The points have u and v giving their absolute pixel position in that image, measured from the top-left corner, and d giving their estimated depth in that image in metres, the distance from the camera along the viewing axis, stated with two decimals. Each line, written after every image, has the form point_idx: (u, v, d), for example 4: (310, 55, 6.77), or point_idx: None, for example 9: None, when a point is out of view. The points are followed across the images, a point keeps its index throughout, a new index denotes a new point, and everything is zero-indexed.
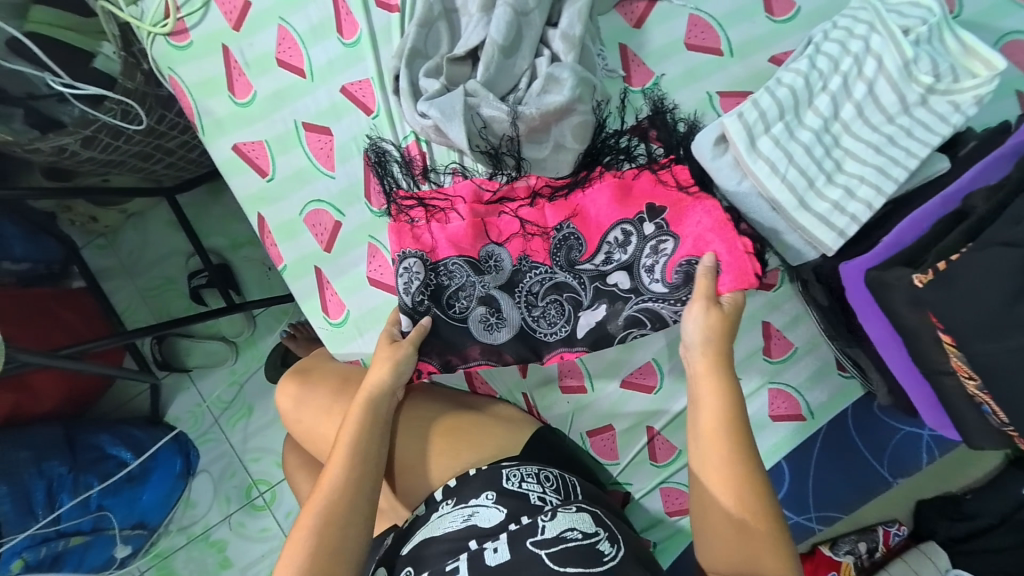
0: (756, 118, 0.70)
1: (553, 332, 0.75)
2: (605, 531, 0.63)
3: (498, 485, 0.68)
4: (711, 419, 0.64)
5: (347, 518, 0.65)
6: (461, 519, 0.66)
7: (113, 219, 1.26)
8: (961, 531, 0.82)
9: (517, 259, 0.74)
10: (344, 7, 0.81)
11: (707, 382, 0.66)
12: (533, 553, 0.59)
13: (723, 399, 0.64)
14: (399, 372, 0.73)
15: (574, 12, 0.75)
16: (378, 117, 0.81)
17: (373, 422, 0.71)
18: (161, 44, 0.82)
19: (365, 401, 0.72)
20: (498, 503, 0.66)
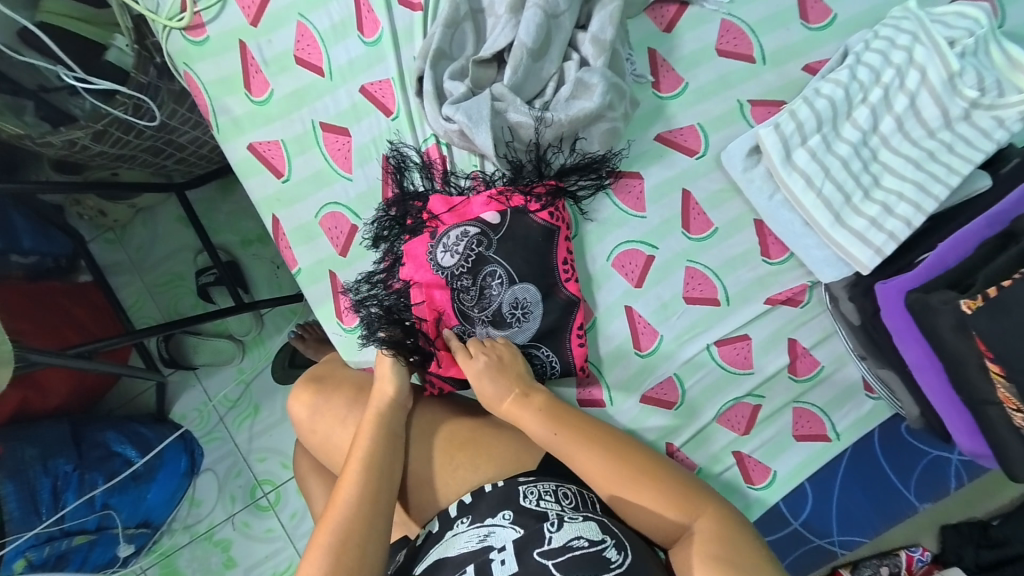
0: (793, 131, 0.70)
1: (536, 355, 0.75)
2: (611, 538, 0.62)
3: (515, 503, 0.66)
4: (565, 444, 0.68)
5: (365, 531, 0.63)
6: (477, 539, 0.63)
7: (122, 213, 1.25)
8: (990, 558, 0.79)
9: (478, 278, 0.73)
10: (365, 5, 0.79)
11: (527, 418, 0.69)
12: (542, 564, 0.59)
13: (557, 423, 0.69)
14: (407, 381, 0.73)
15: (605, 15, 0.72)
16: (399, 118, 0.79)
17: (388, 431, 0.70)
18: (177, 38, 0.80)
19: (380, 410, 0.71)
20: (515, 523, 0.64)
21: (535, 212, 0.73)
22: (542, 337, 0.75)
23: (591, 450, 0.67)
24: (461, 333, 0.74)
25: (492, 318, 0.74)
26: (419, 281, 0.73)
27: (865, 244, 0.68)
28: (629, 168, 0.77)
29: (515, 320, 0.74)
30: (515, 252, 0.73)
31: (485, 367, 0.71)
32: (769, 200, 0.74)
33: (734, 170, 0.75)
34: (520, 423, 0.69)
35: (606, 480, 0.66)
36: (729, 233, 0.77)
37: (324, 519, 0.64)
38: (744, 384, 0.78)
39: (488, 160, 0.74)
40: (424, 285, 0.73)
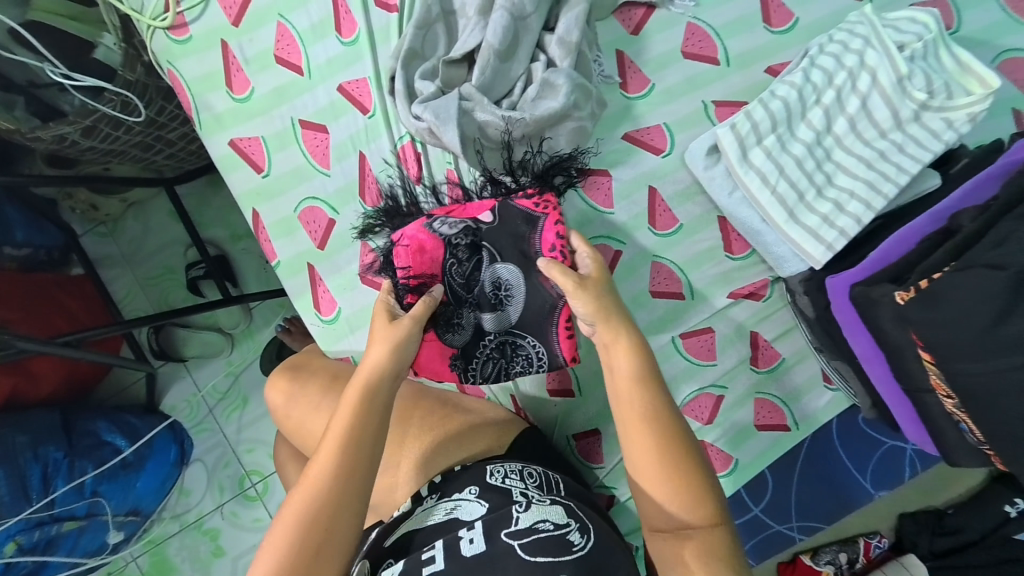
0: (749, 130, 0.72)
1: (523, 344, 0.71)
2: (576, 522, 0.63)
3: (482, 480, 0.69)
4: (636, 407, 0.60)
5: (341, 500, 0.58)
6: (444, 512, 0.66)
7: (114, 207, 1.27)
8: (944, 545, 0.81)
9: (466, 254, 0.70)
10: (343, 6, 0.82)
11: (617, 352, 0.62)
12: (508, 544, 0.59)
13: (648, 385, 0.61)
14: (410, 343, 0.65)
15: (571, 18, 0.75)
16: (375, 116, 0.82)
17: (371, 416, 0.62)
18: (161, 38, 0.83)
19: (365, 385, 0.63)
20: (481, 497, 0.66)
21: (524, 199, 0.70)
22: (526, 324, 0.71)
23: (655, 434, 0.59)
24: (445, 313, 0.71)
25: (479, 298, 0.70)
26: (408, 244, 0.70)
27: (818, 239, 0.71)
28: (598, 167, 0.80)
29: (499, 303, 0.70)
30: (506, 232, 0.70)
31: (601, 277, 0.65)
32: (729, 197, 0.76)
33: (696, 168, 0.78)
34: (609, 356, 0.63)
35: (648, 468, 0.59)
36: (694, 230, 0.80)
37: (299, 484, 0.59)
38: (708, 375, 0.81)
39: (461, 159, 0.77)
40: (415, 248, 0.70)
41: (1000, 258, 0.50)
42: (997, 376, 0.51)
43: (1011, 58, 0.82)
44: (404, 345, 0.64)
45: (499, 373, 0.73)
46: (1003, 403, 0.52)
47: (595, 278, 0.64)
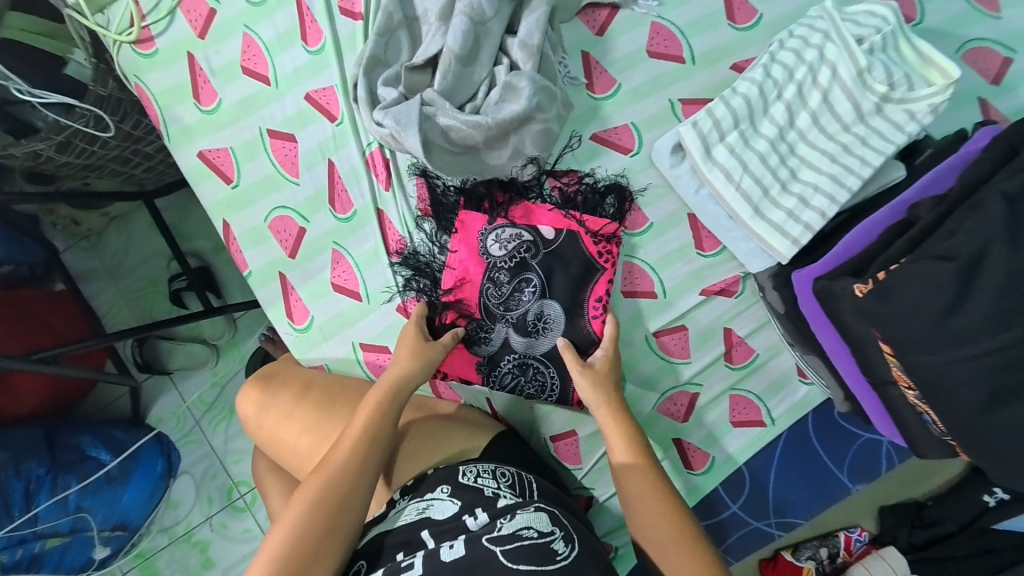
0: (712, 127, 0.73)
1: (544, 374, 0.78)
2: (560, 530, 0.59)
3: (454, 480, 0.67)
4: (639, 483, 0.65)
5: (343, 504, 0.62)
6: (416, 513, 0.64)
7: (95, 222, 1.28)
8: (922, 538, 0.80)
9: (514, 280, 0.78)
10: (309, 15, 0.82)
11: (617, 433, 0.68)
12: (489, 549, 0.55)
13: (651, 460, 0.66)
14: (431, 370, 0.72)
15: (532, 21, 0.76)
16: (342, 124, 0.82)
17: (388, 418, 0.68)
18: (127, 52, 0.83)
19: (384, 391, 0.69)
20: (454, 496, 0.65)
21: (589, 243, 0.78)
22: (551, 356, 0.78)
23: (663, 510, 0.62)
24: (481, 327, 0.78)
25: (514, 323, 0.78)
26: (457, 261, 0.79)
27: (783, 235, 0.71)
28: (567, 167, 0.81)
29: (536, 331, 0.78)
30: (559, 270, 0.78)
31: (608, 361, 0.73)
32: (695, 194, 0.77)
33: (662, 167, 0.78)
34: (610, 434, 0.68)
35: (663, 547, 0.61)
36: (664, 229, 0.80)
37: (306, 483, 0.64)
38: (682, 373, 0.80)
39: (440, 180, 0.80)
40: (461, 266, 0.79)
41: (949, 249, 0.50)
42: (952, 366, 0.51)
43: (973, 48, 0.84)
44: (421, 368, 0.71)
45: (514, 387, 0.79)
46: (960, 394, 0.51)
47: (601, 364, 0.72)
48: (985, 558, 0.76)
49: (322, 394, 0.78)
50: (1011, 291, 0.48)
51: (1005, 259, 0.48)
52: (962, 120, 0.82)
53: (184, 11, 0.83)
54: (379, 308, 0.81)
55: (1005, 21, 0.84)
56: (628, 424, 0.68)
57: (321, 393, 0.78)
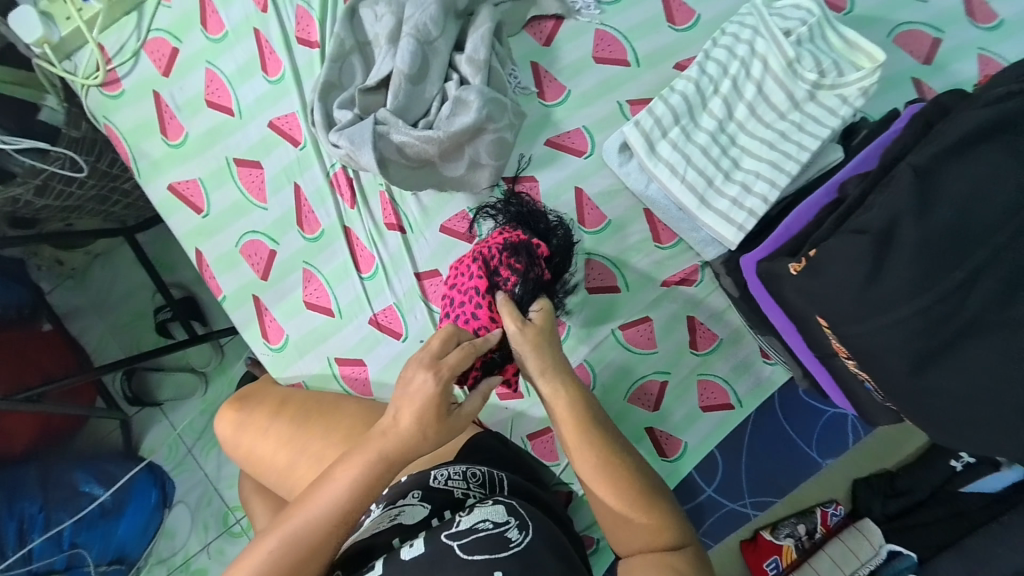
0: (653, 125, 0.77)
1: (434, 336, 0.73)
2: (516, 519, 0.60)
3: (425, 483, 0.69)
4: (579, 454, 0.63)
5: (307, 556, 0.56)
6: (388, 519, 0.65)
7: (79, 260, 1.32)
8: (895, 507, 0.82)
9: (496, 253, 0.72)
10: (268, 47, 0.86)
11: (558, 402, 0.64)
12: (447, 545, 0.57)
13: (591, 426, 0.63)
14: (441, 439, 0.62)
15: (477, 38, 0.80)
16: (305, 148, 0.85)
17: (374, 479, 0.59)
18: (95, 94, 0.87)
19: (380, 443, 0.59)
20: (424, 500, 0.66)
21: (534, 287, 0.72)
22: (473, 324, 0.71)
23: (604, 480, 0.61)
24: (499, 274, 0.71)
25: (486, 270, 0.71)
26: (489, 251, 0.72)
27: (729, 221, 0.74)
28: (525, 173, 0.85)
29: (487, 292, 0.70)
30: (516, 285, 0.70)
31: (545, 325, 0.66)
32: (646, 189, 0.80)
33: (613, 165, 0.82)
34: (552, 404, 0.65)
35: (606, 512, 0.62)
36: (622, 225, 0.83)
37: (264, 538, 0.58)
38: (650, 363, 0.83)
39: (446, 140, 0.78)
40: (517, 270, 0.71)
41: (863, 224, 0.54)
42: (885, 332, 0.53)
43: (902, 32, 0.88)
44: (426, 441, 0.61)
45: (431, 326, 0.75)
46: (890, 358, 0.54)
47: (542, 331, 0.66)
48: (956, 521, 0.79)
49: (297, 409, 0.79)
50: (925, 257, 0.51)
51: (914, 228, 0.51)
52: (896, 100, 0.87)
53: (148, 52, 0.87)
54: (352, 322, 0.84)
55: (930, 4, 0.89)
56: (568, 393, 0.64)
57: (296, 410, 0.79)
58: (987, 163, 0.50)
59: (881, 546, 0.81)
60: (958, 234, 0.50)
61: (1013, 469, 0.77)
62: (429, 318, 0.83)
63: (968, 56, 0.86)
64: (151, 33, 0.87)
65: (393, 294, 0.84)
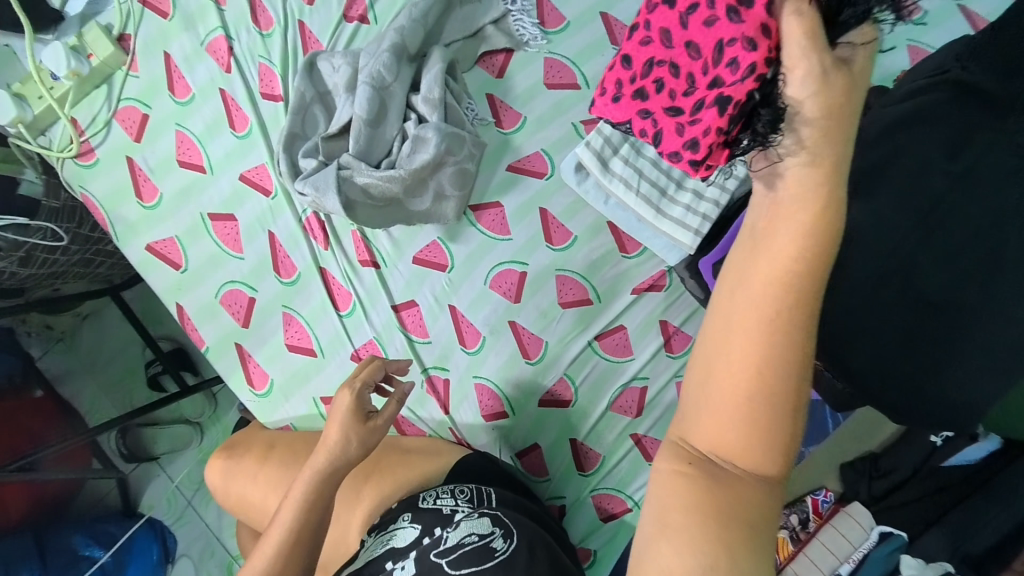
0: (603, 143, 0.82)
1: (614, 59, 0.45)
2: (500, 528, 0.65)
3: (415, 506, 0.71)
4: (749, 312, 0.39)
5: None
6: (381, 545, 0.68)
7: (68, 323, 1.35)
8: (881, 488, 0.84)
9: None
10: (233, 104, 0.90)
11: (778, 234, 0.38)
12: (435, 562, 0.62)
13: (799, 298, 0.38)
14: (367, 445, 0.69)
15: (431, 77, 0.85)
16: (276, 197, 0.88)
17: (315, 496, 0.65)
18: (70, 166, 0.91)
19: (316, 463, 0.67)
20: (414, 522, 0.68)
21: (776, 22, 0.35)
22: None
23: (750, 386, 0.39)
24: None
25: None
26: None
27: (686, 227, 0.79)
28: (489, 200, 0.88)
29: None
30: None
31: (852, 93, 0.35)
32: (605, 205, 0.84)
33: (571, 185, 0.86)
34: (783, 216, 0.38)
35: (711, 419, 0.42)
36: (588, 239, 0.86)
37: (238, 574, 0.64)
38: (629, 370, 0.84)
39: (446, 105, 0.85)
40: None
41: None
42: (842, 317, 0.54)
43: None
44: (355, 449, 0.68)
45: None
46: None
47: (851, 88, 0.35)
48: (939, 497, 0.81)
49: (285, 452, 0.81)
50: (857, 246, 0.54)
51: None
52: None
53: (118, 120, 0.91)
54: (334, 360, 0.87)
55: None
56: (799, 237, 0.37)
57: (283, 451, 0.81)
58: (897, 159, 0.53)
59: (872, 528, 0.82)
60: None
61: (987, 440, 0.80)
62: (408, 348, 0.86)
63: (898, 47, 0.84)
64: (121, 103, 0.91)
65: (372, 328, 0.87)
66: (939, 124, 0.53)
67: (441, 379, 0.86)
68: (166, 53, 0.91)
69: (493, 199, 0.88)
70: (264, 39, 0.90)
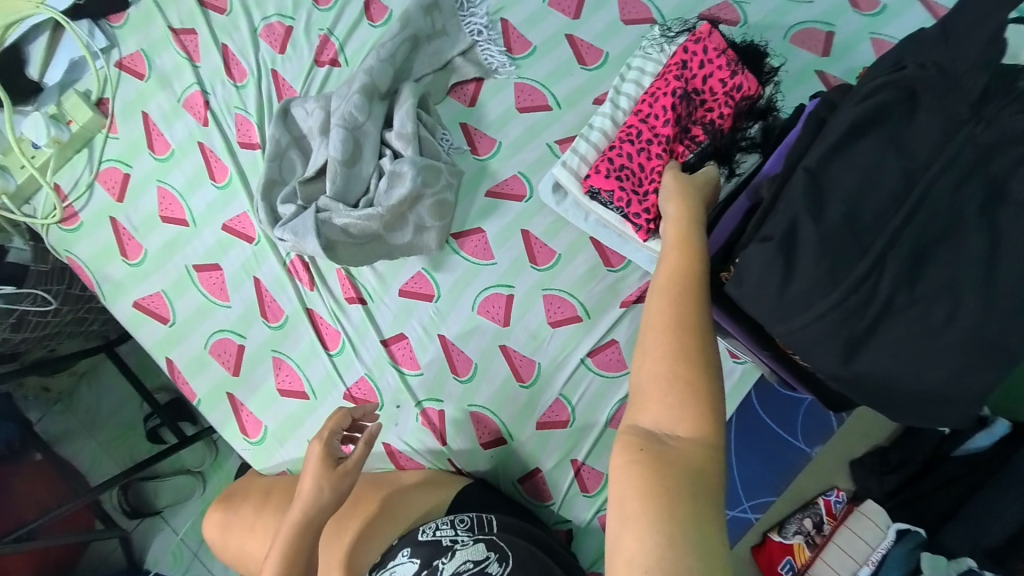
0: (578, 164, 0.83)
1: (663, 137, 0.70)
2: (495, 552, 0.65)
3: (414, 539, 0.70)
4: (656, 307, 0.53)
5: None
6: None
7: (64, 383, 1.34)
8: (893, 483, 0.81)
9: (693, 101, 0.74)
10: (212, 156, 0.91)
11: (669, 254, 0.57)
12: None
13: (689, 291, 0.53)
14: (342, 490, 0.68)
15: (403, 113, 0.86)
16: (260, 243, 0.89)
17: (294, 549, 0.65)
18: (55, 231, 0.92)
19: (293, 514, 0.66)
20: (413, 556, 0.67)
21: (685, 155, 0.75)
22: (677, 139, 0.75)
23: (673, 359, 0.50)
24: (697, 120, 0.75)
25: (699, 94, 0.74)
26: (705, 69, 0.74)
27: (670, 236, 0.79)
28: (471, 227, 0.89)
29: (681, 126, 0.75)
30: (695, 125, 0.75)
31: (694, 188, 0.63)
32: (586, 222, 0.85)
33: (551, 205, 0.87)
34: (668, 246, 0.58)
35: (649, 395, 0.50)
36: (570, 256, 0.86)
37: None
38: (624, 384, 0.84)
39: (444, 136, 0.90)
40: (713, 112, 0.75)
41: (768, 231, 0.53)
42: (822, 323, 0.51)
43: (801, 30, 0.88)
44: (331, 496, 0.68)
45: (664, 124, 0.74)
46: (819, 349, 0.50)
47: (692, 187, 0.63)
48: (955, 487, 0.79)
49: (282, 498, 0.80)
50: None
51: (812, 227, 0.50)
52: (805, 94, 0.86)
53: (101, 182, 0.92)
54: (326, 401, 0.86)
55: (815, 1, 0.89)
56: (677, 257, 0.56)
57: (282, 497, 0.80)
58: (869, 155, 0.51)
59: (888, 527, 0.79)
60: (854, 227, 0.49)
61: (998, 425, 0.79)
62: (400, 381, 0.86)
63: (861, 41, 0.87)
64: (103, 164, 0.93)
65: (362, 364, 0.86)
66: (908, 120, 0.51)
67: (435, 411, 0.85)
68: (145, 113, 0.93)
69: (473, 226, 0.88)
70: (239, 90, 0.92)
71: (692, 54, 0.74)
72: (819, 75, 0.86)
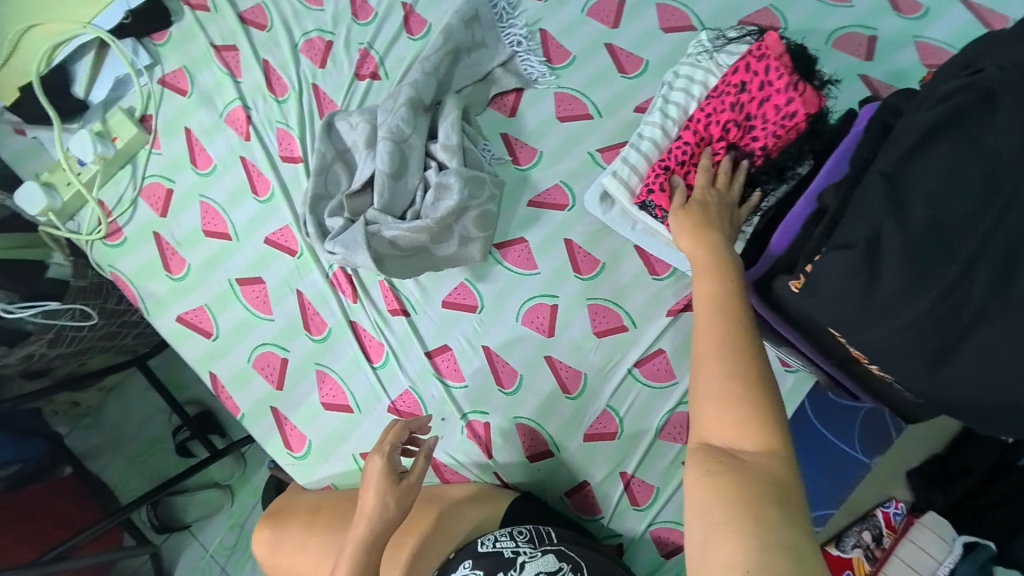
0: (628, 173, 0.83)
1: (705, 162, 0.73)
2: (568, 564, 0.65)
3: (474, 551, 0.68)
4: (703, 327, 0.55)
5: None
6: None
7: (94, 397, 1.32)
8: (957, 493, 0.80)
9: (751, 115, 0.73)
10: (254, 170, 0.92)
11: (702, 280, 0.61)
12: None
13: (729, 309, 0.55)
14: (405, 504, 0.68)
15: (447, 126, 0.86)
16: (302, 256, 0.89)
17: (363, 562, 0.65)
18: (99, 246, 0.93)
19: (360, 527, 0.66)
20: (476, 569, 0.66)
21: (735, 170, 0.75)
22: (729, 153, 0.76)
23: (735, 375, 0.50)
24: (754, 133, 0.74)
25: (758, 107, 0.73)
26: (767, 82, 0.72)
27: None
28: (513, 236, 0.88)
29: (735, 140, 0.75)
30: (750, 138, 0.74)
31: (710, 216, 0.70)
32: (632, 231, 0.85)
33: (596, 214, 0.86)
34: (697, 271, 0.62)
35: (710, 414, 0.50)
36: (614, 265, 0.86)
37: None
38: (673, 395, 0.82)
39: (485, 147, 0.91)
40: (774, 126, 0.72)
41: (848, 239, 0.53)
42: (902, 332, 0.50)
43: (843, 35, 0.88)
44: (396, 510, 0.67)
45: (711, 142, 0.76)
46: (904, 354, 0.50)
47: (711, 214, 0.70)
48: None
49: (331, 515, 0.78)
50: None
51: (896, 235, 0.49)
52: (850, 98, 0.85)
53: (144, 198, 0.93)
54: (370, 415, 0.85)
55: (856, 6, 0.89)
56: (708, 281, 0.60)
57: (331, 513, 0.79)
58: (945, 159, 0.49)
59: (954, 540, 0.78)
60: (940, 232, 0.48)
61: None
62: (445, 394, 0.85)
63: (905, 44, 0.86)
64: (146, 180, 0.94)
65: (406, 377, 0.86)
66: (985, 121, 0.48)
67: (481, 423, 0.84)
68: (187, 129, 0.94)
69: (515, 236, 0.88)
70: (280, 104, 0.93)
71: (754, 66, 0.72)
72: (863, 79, 0.86)
